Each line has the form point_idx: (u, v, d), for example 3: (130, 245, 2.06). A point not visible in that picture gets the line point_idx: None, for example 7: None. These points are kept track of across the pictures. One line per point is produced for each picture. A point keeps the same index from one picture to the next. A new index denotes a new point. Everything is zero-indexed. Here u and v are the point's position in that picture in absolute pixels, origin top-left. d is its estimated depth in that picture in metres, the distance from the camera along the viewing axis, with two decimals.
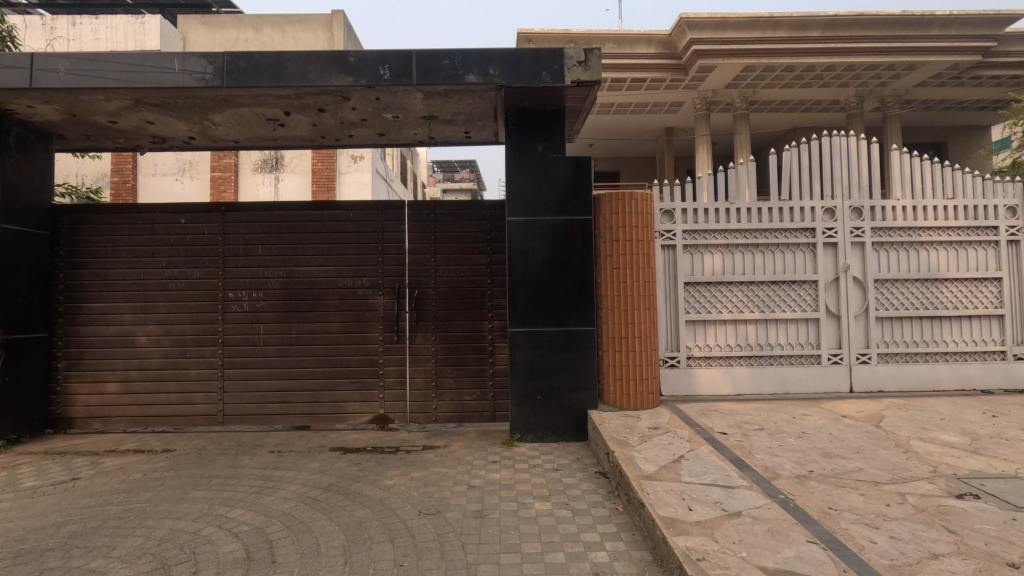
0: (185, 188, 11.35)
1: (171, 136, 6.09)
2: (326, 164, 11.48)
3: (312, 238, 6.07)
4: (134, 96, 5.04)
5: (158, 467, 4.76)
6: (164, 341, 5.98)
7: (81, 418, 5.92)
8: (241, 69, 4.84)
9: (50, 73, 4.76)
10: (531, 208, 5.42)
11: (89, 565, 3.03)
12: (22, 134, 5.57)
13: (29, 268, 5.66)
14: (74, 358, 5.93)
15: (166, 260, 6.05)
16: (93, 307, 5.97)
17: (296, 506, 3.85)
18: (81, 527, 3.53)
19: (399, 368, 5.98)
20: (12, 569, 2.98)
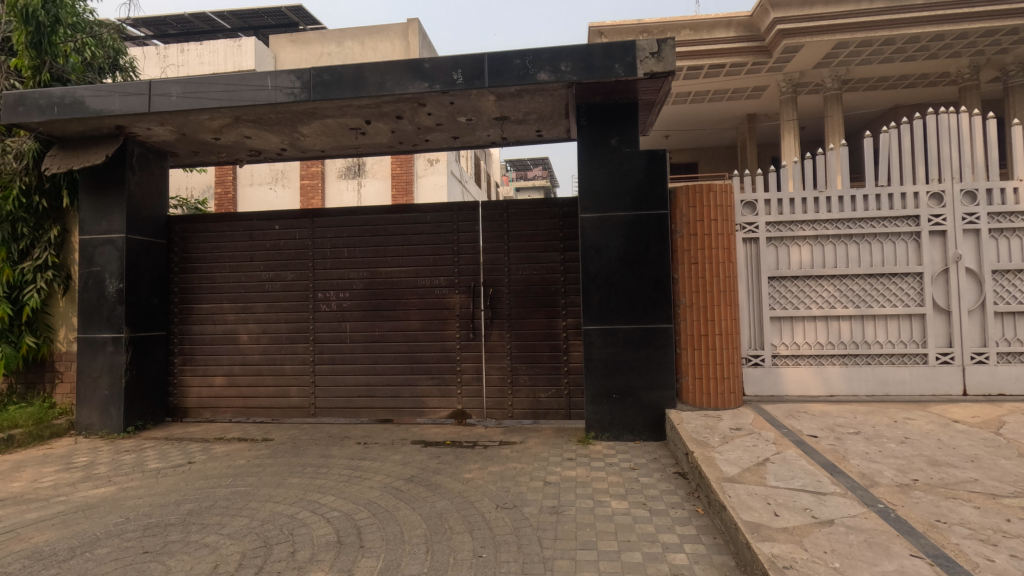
0: (277, 196, 12.20)
1: (265, 148, 6.59)
2: (404, 168, 12.02)
3: (392, 239, 6.35)
4: (234, 114, 5.51)
5: (259, 454, 5.18)
6: (263, 338, 6.49)
7: (194, 408, 6.54)
8: (325, 82, 5.15)
9: (164, 98, 5.31)
10: (605, 204, 5.37)
11: (204, 540, 3.36)
12: (142, 153, 6.24)
13: (150, 274, 6.33)
14: (186, 354, 6.56)
15: (263, 264, 6.56)
16: (202, 308, 6.58)
17: (381, 495, 4.06)
18: (196, 505, 3.92)
19: (475, 365, 6.13)
20: (143, 540, 3.37)
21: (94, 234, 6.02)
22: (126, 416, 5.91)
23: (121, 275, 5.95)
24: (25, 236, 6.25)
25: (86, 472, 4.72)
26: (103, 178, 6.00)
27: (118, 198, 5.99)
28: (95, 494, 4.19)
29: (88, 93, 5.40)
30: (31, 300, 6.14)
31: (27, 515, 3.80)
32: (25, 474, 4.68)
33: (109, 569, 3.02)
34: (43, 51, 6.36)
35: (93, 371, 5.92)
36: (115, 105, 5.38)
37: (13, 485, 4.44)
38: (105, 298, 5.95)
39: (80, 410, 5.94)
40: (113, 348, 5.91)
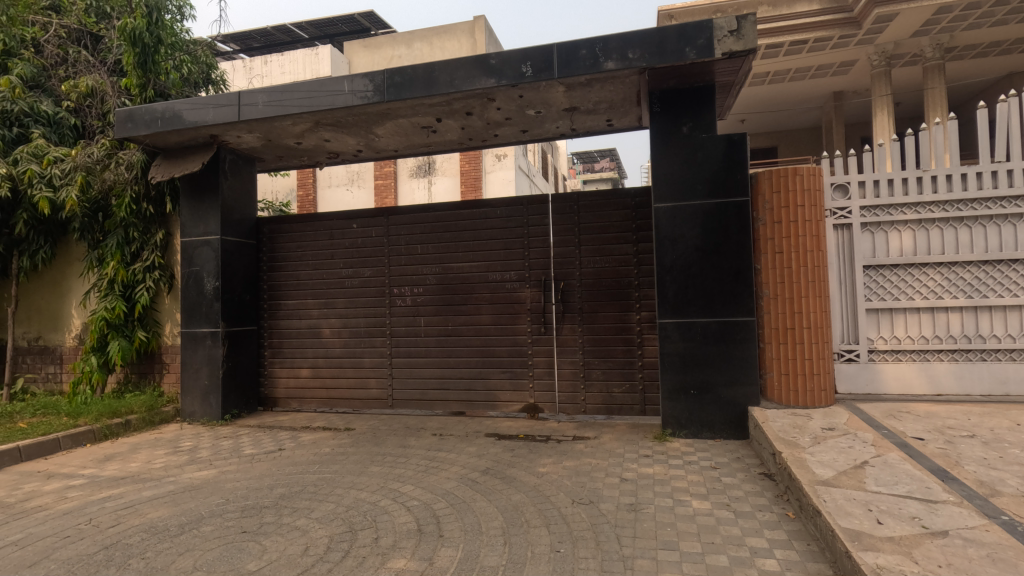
0: (353, 197, 12.72)
1: (343, 150, 6.86)
2: (473, 164, 12.26)
3: (464, 235, 6.43)
4: (314, 119, 5.77)
5: (342, 443, 5.43)
6: (344, 332, 6.78)
7: (282, 398, 6.94)
8: (397, 83, 5.29)
9: (252, 107, 5.65)
10: (680, 192, 5.17)
11: (295, 523, 3.56)
12: (233, 160, 6.67)
13: (242, 273, 6.78)
14: (275, 347, 6.98)
15: (342, 261, 6.85)
16: (289, 303, 6.97)
17: (458, 486, 4.13)
18: (287, 490, 4.16)
19: (547, 360, 6.11)
20: (242, 520, 3.62)
21: (194, 236, 6.52)
22: (224, 404, 6.37)
23: (217, 274, 6.41)
24: (135, 240, 6.86)
25: (191, 456, 5.13)
26: (200, 185, 6.48)
27: (213, 203, 6.45)
28: (199, 476, 4.55)
29: (185, 107, 5.84)
30: (142, 297, 6.76)
31: (143, 493, 4.18)
32: (141, 456, 5.16)
33: (214, 545, 3.25)
34: (148, 70, 6.91)
35: (195, 363, 6.42)
36: (209, 116, 5.78)
37: (131, 465, 4.90)
38: (204, 295, 6.43)
39: (185, 398, 6.46)
40: (211, 342, 6.38)
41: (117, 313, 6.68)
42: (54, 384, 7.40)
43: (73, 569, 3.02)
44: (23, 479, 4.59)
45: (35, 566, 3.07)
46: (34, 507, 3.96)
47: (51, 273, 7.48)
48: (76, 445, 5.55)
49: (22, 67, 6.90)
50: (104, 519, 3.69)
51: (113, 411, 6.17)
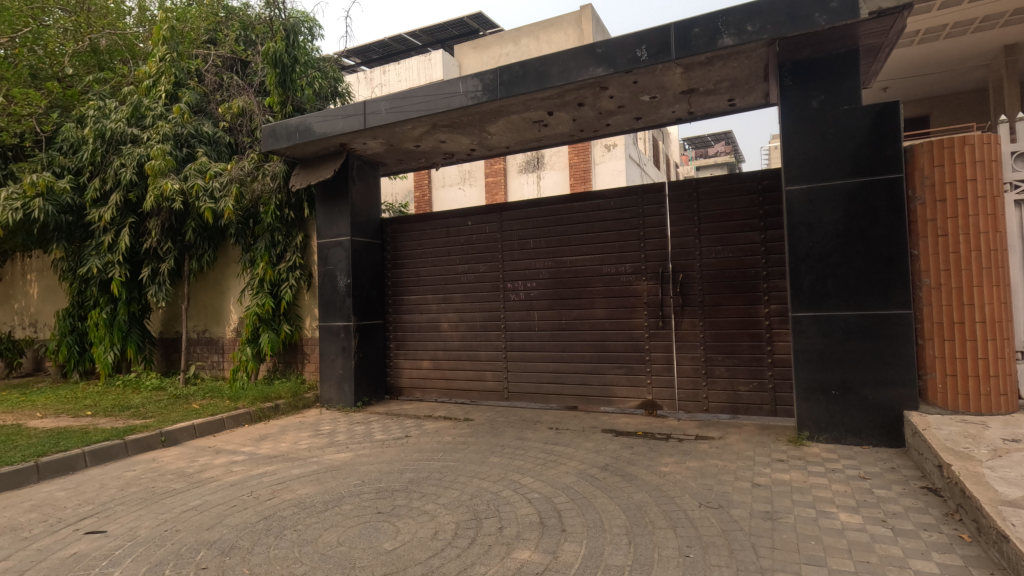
0: (466, 195, 13.13)
1: (458, 150, 7.08)
2: (583, 157, 12.11)
3: (576, 228, 6.37)
4: (431, 122, 6.02)
5: (462, 433, 5.64)
6: (461, 326, 7.03)
7: (406, 388, 7.35)
8: (510, 80, 5.34)
9: (376, 115, 6.01)
10: (817, 173, 4.69)
11: (425, 507, 3.75)
12: (360, 165, 7.15)
13: (370, 270, 7.27)
14: (399, 340, 7.41)
15: (459, 257, 7.10)
16: (410, 299, 7.37)
17: (578, 481, 4.11)
18: (415, 475, 4.39)
19: (665, 355, 5.87)
20: (376, 501, 3.88)
21: (328, 238, 7.10)
22: (356, 392, 6.89)
23: (348, 272, 6.94)
24: (280, 242, 7.63)
25: (330, 439, 5.61)
26: (332, 190, 7.04)
27: (344, 207, 6.98)
28: (338, 458, 4.96)
29: (318, 120, 6.37)
30: (286, 294, 7.52)
31: (292, 471, 4.64)
32: (289, 437, 5.73)
33: (354, 523, 3.52)
34: (287, 88, 7.67)
35: (331, 354, 7.01)
36: (339, 126, 6.25)
37: (281, 445, 5.47)
38: (337, 292, 6.99)
39: (323, 386, 7.08)
40: (344, 335, 6.92)
41: (266, 308, 7.48)
42: (218, 370, 8.47)
43: (240, 534, 3.42)
44: (198, 453, 5.30)
45: (210, 529, 3.52)
46: (208, 477, 4.56)
47: (214, 274, 8.55)
48: (237, 425, 6.31)
49: (189, 95, 7.91)
50: (262, 493, 4.14)
51: (265, 395, 6.94)
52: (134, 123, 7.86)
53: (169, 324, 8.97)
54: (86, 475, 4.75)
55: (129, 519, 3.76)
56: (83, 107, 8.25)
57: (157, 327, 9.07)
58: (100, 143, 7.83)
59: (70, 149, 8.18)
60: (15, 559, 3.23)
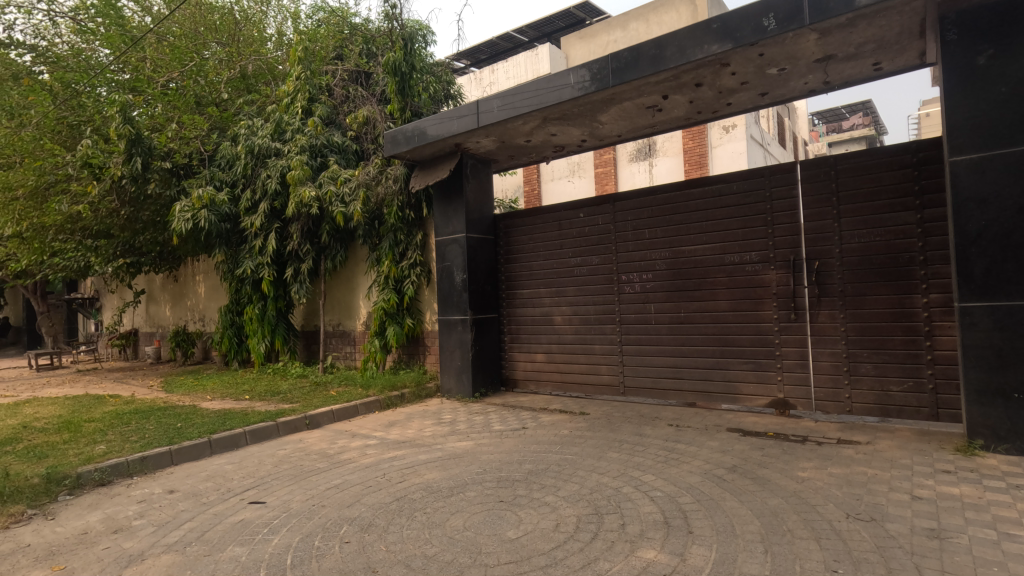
0: (575, 187, 13.02)
1: (569, 142, 7.04)
2: (698, 140, 11.50)
3: (694, 216, 6.05)
4: (542, 115, 6.03)
5: (579, 426, 5.61)
6: (575, 319, 7.00)
7: (521, 380, 7.48)
8: (623, 65, 5.18)
9: (489, 113, 6.14)
10: (991, 139, 4.02)
11: (545, 499, 3.78)
12: (474, 163, 7.36)
13: (485, 265, 7.48)
14: (514, 333, 7.54)
15: (571, 250, 7.06)
16: (524, 293, 7.46)
17: (704, 482, 3.90)
18: (534, 467, 4.45)
19: (799, 350, 5.40)
20: (498, 490, 3.98)
21: (445, 235, 7.41)
22: (474, 383, 7.13)
23: (464, 267, 7.19)
24: (402, 241, 8.11)
25: (452, 427, 5.86)
26: (448, 189, 7.33)
27: (459, 205, 7.24)
28: (460, 446, 5.16)
29: (434, 123, 6.65)
30: (408, 290, 8.00)
31: (419, 456, 4.91)
32: (414, 425, 6.08)
33: (478, 510, 3.64)
34: (406, 95, 8.11)
35: (450, 347, 7.32)
36: (454, 127, 6.48)
37: (408, 432, 5.81)
38: (455, 288, 7.28)
39: (443, 377, 7.41)
40: (462, 328, 7.19)
41: (392, 303, 8.02)
42: (351, 361, 9.22)
43: (377, 513, 3.68)
44: (337, 436, 5.80)
45: (351, 507, 3.83)
46: (346, 459, 4.97)
47: (346, 272, 9.29)
48: (369, 411, 6.82)
49: (321, 109, 8.63)
50: (394, 475, 4.43)
51: (392, 384, 7.44)
52: (277, 137, 8.76)
53: (309, 318, 9.93)
54: (247, 452, 5.39)
55: (283, 493, 4.21)
56: (237, 127, 9.35)
57: (299, 321, 10.07)
58: (250, 158, 8.83)
59: (227, 165, 9.31)
60: (197, 521, 3.75)
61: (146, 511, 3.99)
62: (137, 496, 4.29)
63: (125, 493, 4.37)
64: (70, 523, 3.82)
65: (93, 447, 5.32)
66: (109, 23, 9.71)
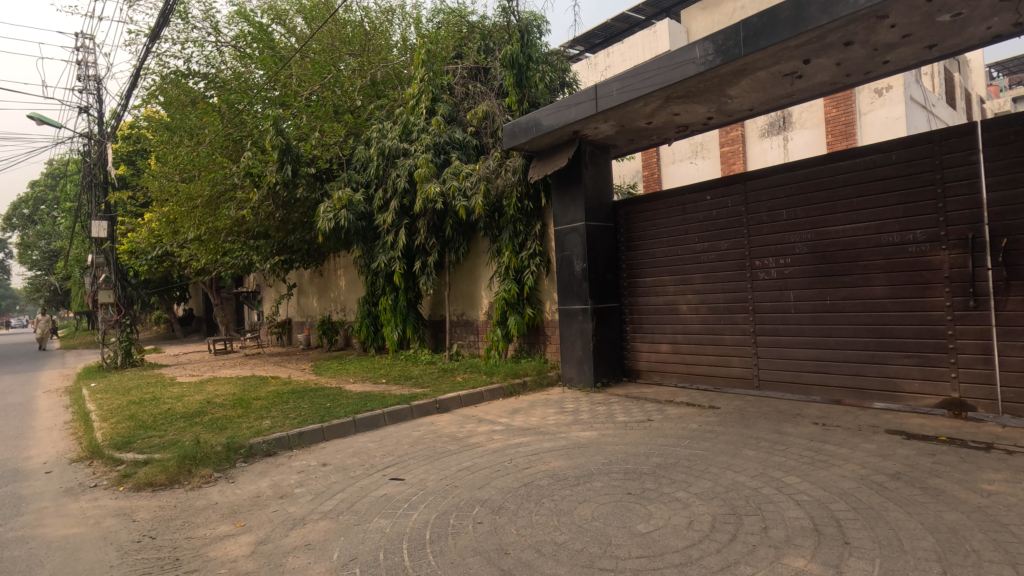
0: (698, 169, 12.34)
1: (693, 121, 6.65)
2: (843, 108, 10.33)
3: (842, 192, 5.43)
4: (665, 95, 5.75)
5: (709, 420, 5.32)
6: (702, 308, 6.64)
7: (644, 370, 7.26)
8: (756, 31, 4.75)
9: (608, 97, 5.97)
10: None
11: (676, 495, 3.63)
12: (592, 150, 7.22)
13: (605, 253, 7.34)
14: (636, 323, 7.34)
15: (697, 236, 6.69)
16: (646, 281, 7.22)
17: (860, 488, 3.50)
18: (662, 460, 4.29)
19: (980, 342, 4.65)
20: (626, 482, 3.90)
21: (564, 224, 7.37)
22: (596, 373, 7.05)
23: (584, 256, 7.11)
24: (522, 232, 8.24)
25: (575, 417, 5.85)
26: (566, 178, 7.27)
27: (578, 194, 7.17)
28: (584, 435, 5.14)
29: (551, 113, 6.63)
30: (528, 280, 8.12)
31: (544, 444, 4.96)
32: (538, 412, 6.17)
33: (606, 500, 3.60)
34: (523, 86, 8.18)
35: (570, 336, 7.29)
36: (572, 115, 6.40)
37: (532, 419, 5.91)
38: (575, 277, 7.23)
39: (565, 366, 7.41)
40: (582, 317, 7.12)
41: (513, 293, 8.19)
42: (475, 349, 9.58)
43: (506, 497, 3.79)
44: (465, 421, 6.06)
45: (481, 489, 3.98)
46: (475, 443, 5.18)
47: (468, 263, 9.66)
48: (494, 398, 7.04)
49: (443, 108, 8.97)
50: (520, 461, 4.53)
51: (515, 372, 7.63)
52: (405, 138, 9.29)
53: (435, 308, 10.47)
54: (386, 431, 5.83)
55: (419, 471, 4.49)
56: (369, 131, 10.08)
57: (427, 311, 10.65)
58: (382, 159, 9.48)
59: (362, 167, 10.07)
60: (346, 492, 4.12)
61: (305, 480, 4.48)
62: (297, 466, 4.83)
63: (288, 463, 4.94)
64: (247, 487, 4.40)
65: (260, 422, 6.07)
66: (263, 47, 10.91)
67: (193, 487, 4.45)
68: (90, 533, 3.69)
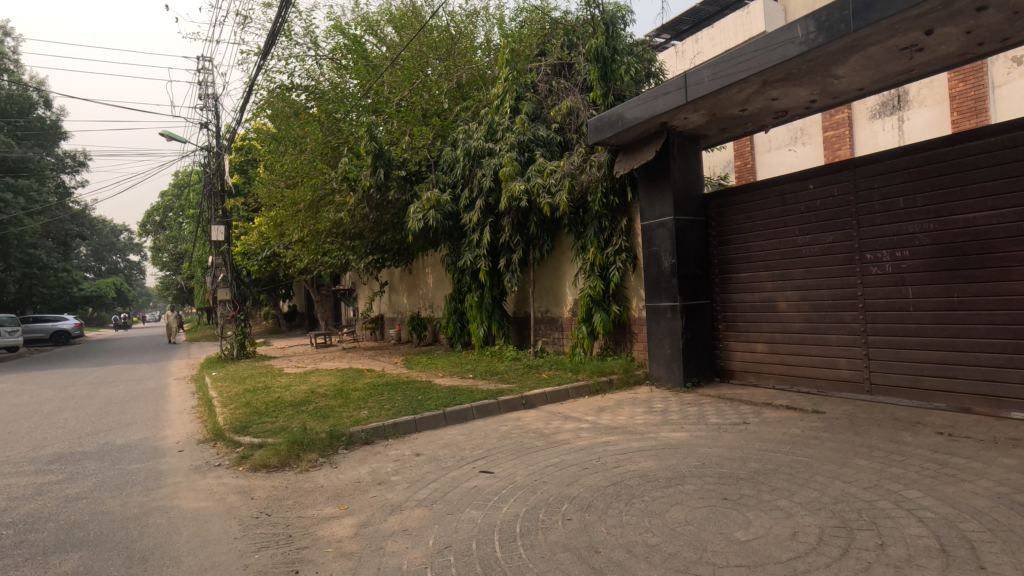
0: (798, 156, 11.56)
1: (793, 105, 6.22)
2: (972, 81, 9.09)
3: (973, 176, 4.87)
4: (762, 79, 5.42)
5: (814, 426, 4.96)
6: (804, 305, 6.20)
7: (739, 371, 6.90)
8: (867, 4, 4.36)
9: (699, 85, 5.72)
10: None
11: (777, 503, 3.42)
12: (681, 142, 6.96)
13: (695, 248, 7.06)
14: (730, 321, 6.99)
15: (798, 228, 6.26)
16: (740, 277, 6.86)
17: (997, 507, 3.12)
18: (761, 466, 4.07)
19: None
20: (721, 487, 3.73)
21: (652, 218, 7.17)
22: (685, 372, 6.81)
23: (673, 252, 6.88)
24: (607, 228, 8.12)
25: (664, 417, 5.68)
26: (654, 171, 7.07)
27: (666, 187, 6.94)
28: (675, 436, 4.98)
29: (637, 105, 6.46)
30: (614, 276, 8.00)
31: (633, 443, 4.87)
32: (625, 411, 6.05)
33: (700, 505, 3.46)
34: (609, 79, 8.05)
35: (658, 334, 7.08)
36: (660, 106, 6.20)
37: (619, 418, 5.81)
38: (663, 273, 7.01)
39: (652, 365, 7.21)
40: (671, 315, 6.89)
41: (598, 290, 8.12)
42: (560, 346, 9.59)
43: (595, 495, 3.76)
44: (551, 417, 6.08)
45: (570, 486, 3.98)
46: (562, 440, 5.18)
47: (553, 260, 9.68)
48: (579, 395, 7.01)
49: (527, 105, 9.01)
50: (608, 460, 4.47)
51: (601, 370, 7.55)
52: (490, 138, 9.45)
53: (520, 305, 10.58)
54: (474, 425, 5.98)
55: (508, 465, 4.56)
56: (456, 133, 10.36)
57: (512, 307, 10.79)
58: (468, 160, 9.70)
59: (449, 168, 10.36)
60: (439, 482, 4.28)
61: (400, 468, 4.70)
62: (393, 455, 5.08)
63: (384, 452, 5.20)
64: (348, 472, 4.69)
65: (358, 412, 6.44)
66: (356, 57, 11.51)
67: (302, 471, 4.81)
68: (217, 506, 4.10)
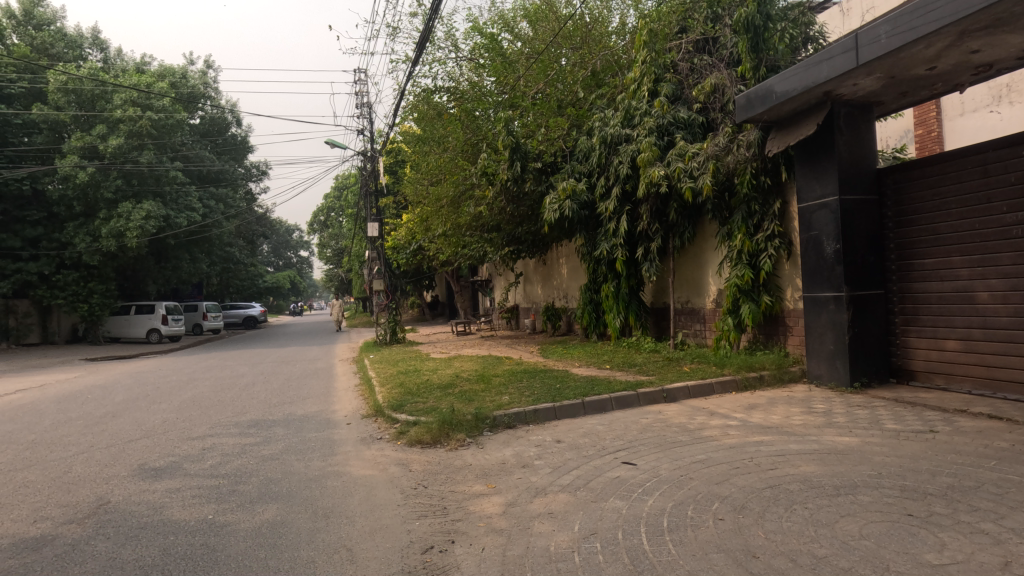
0: (1004, 118, 9.70)
1: (1000, 57, 5.21)
2: None
3: None
4: (958, 29, 4.61)
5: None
6: (1014, 296, 5.20)
7: (922, 372, 6.00)
8: None
9: (873, 43, 5.01)
10: None
11: (980, 526, 2.93)
12: (848, 112, 6.18)
13: (866, 232, 6.25)
14: (911, 314, 6.09)
15: (1006, 203, 5.26)
16: (925, 263, 5.94)
17: None
18: (956, 482, 3.50)
19: None
20: (904, 501, 3.28)
21: (811, 200, 6.47)
22: (853, 371, 6.08)
23: (838, 236, 6.16)
24: (757, 212, 7.51)
25: (828, 419, 5.13)
26: (814, 146, 6.36)
27: (830, 164, 6.22)
28: (842, 441, 4.48)
29: (794, 73, 5.84)
30: (765, 264, 7.39)
31: (791, 445, 4.47)
32: (780, 410, 5.58)
33: (878, 519, 3.08)
34: (760, 50, 7.48)
35: (819, 328, 6.40)
36: (823, 72, 5.54)
37: (773, 417, 5.37)
38: (825, 260, 6.31)
39: (812, 361, 6.55)
40: (835, 307, 6.19)
41: (747, 280, 7.56)
42: (702, 338, 9.13)
43: (749, 497, 3.52)
44: (695, 412, 5.81)
45: (720, 484, 3.77)
46: (709, 436, 4.92)
47: (695, 248, 9.25)
48: (725, 391, 6.61)
49: (666, 87, 8.62)
50: (763, 461, 4.15)
51: (749, 365, 7.04)
52: (626, 124, 9.14)
53: (658, 295, 10.28)
54: (614, 416, 5.93)
55: (651, 458, 4.45)
56: (591, 121, 10.25)
57: (649, 298, 10.49)
58: (604, 147, 9.48)
59: (584, 157, 10.25)
60: (582, 470, 4.31)
61: (542, 453, 4.82)
62: (535, 440, 5.22)
63: (526, 437, 5.37)
64: (494, 454, 4.92)
65: (500, 397, 6.71)
66: (494, 55, 11.75)
67: (451, 449, 5.15)
68: (381, 475, 4.55)
